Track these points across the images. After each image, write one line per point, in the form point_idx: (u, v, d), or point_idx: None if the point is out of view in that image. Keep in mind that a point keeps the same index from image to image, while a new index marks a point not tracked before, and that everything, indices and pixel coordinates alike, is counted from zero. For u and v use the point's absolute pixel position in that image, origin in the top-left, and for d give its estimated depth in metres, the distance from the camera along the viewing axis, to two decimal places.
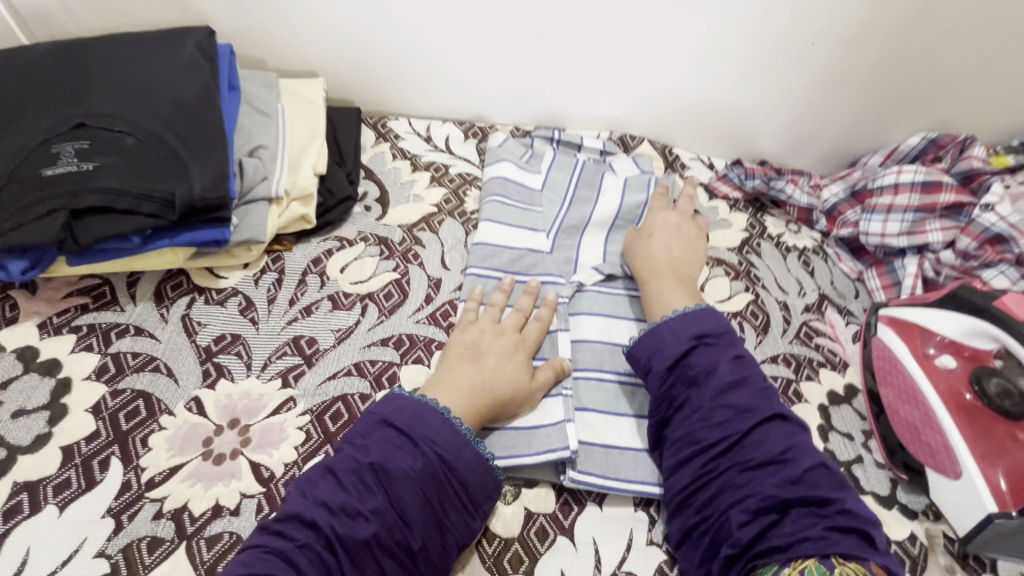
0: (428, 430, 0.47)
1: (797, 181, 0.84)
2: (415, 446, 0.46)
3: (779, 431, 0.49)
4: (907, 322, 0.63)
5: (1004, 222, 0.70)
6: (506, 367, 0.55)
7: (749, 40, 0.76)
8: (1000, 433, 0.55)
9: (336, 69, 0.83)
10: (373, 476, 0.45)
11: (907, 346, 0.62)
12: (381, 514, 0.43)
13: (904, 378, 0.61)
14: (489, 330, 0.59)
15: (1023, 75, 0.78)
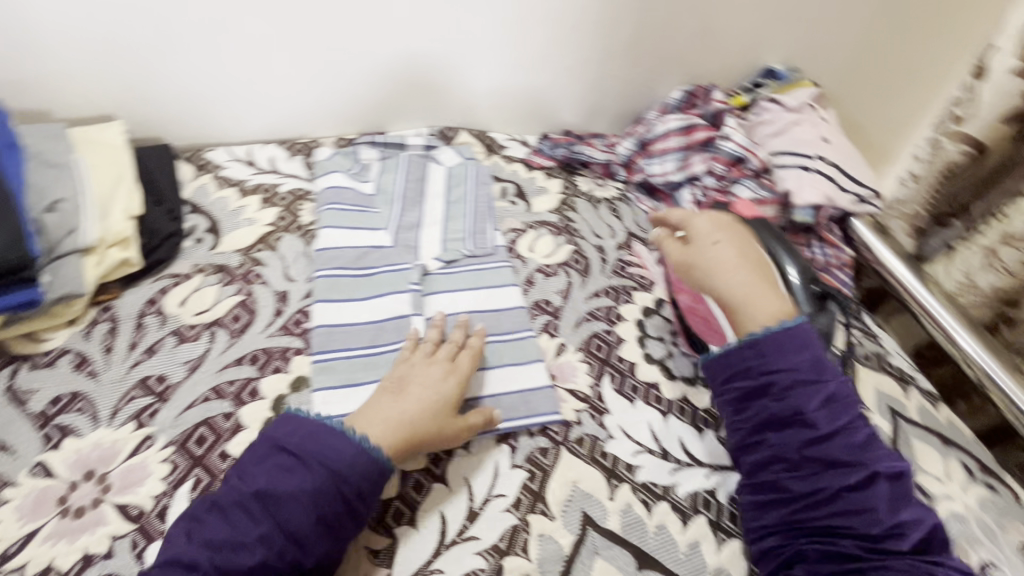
0: (326, 453, 0.50)
1: (594, 143, 1.00)
2: (305, 469, 0.49)
3: None
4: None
5: (739, 146, 0.88)
6: (426, 403, 0.56)
7: (521, 29, 0.89)
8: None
9: (135, 110, 0.81)
10: (256, 505, 0.47)
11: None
12: (277, 536, 0.47)
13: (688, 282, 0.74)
14: (423, 364, 0.60)
15: (739, 31, 0.99)
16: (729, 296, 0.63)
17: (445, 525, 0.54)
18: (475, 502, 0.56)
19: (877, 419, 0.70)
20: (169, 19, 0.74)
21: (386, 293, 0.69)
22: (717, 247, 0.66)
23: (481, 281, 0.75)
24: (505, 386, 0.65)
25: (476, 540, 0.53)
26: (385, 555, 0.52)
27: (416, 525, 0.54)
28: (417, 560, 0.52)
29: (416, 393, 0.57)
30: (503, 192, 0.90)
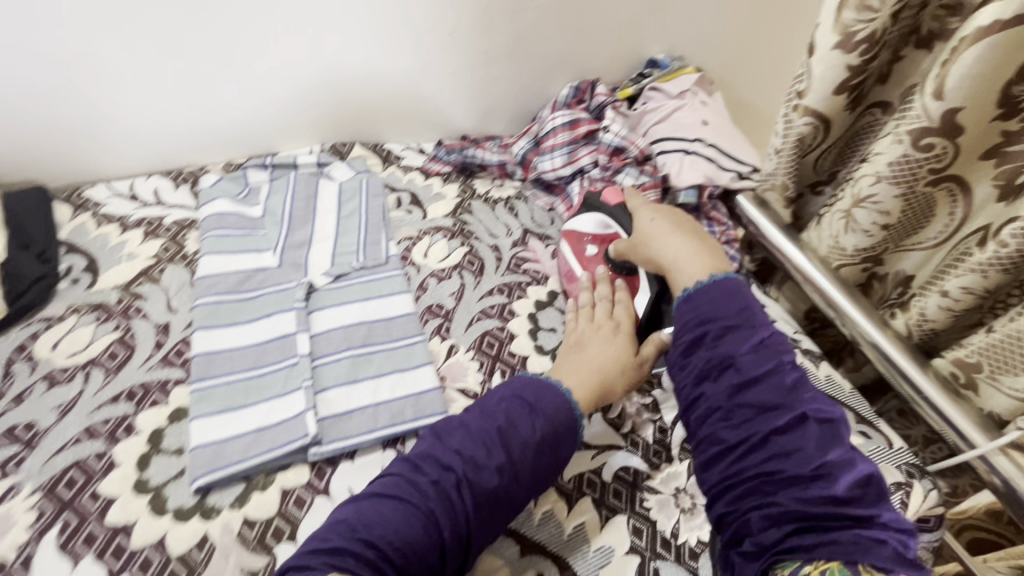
0: (522, 409, 0.55)
1: (486, 147, 1.01)
2: (523, 433, 0.53)
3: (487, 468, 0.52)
4: (568, 231, 0.82)
5: (617, 136, 0.90)
6: (611, 349, 0.65)
7: (400, 39, 0.90)
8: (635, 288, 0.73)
9: (3, 154, 0.79)
10: (366, 533, 0.45)
11: (573, 248, 0.80)
12: (506, 486, 0.50)
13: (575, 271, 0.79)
14: (588, 327, 0.69)
15: (617, 25, 1.02)
16: (672, 273, 0.63)
17: None
18: None
19: None
20: (23, 70, 0.74)
21: (271, 314, 0.70)
22: (650, 225, 0.68)
23: (371, 291, 0.76)
24: (394, 391, 0.66)
25: None
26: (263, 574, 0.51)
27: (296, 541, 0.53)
28: None
29: (600, 342, 0.66)
30: (398, 202, 0.92)
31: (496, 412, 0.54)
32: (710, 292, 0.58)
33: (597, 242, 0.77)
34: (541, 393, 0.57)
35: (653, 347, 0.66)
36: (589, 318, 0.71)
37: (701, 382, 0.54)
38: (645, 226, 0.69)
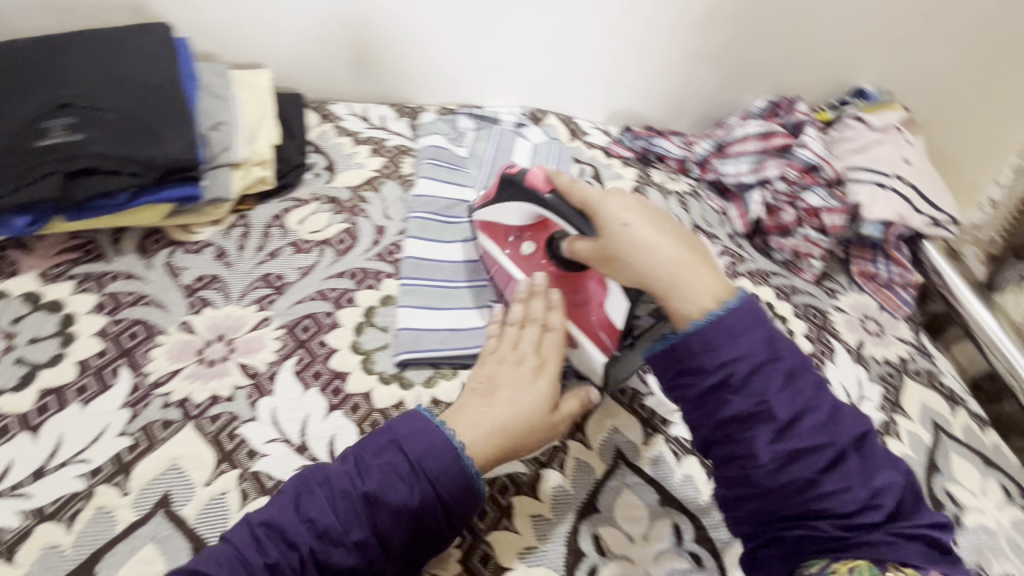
0: (399, 465, 0.49)
1: (672, 139, 1.05)
2: (427, 471, 0.49)
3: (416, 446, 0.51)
4: (488, 220, 0.73)
5: (815, 154, 0.90)
6: (529, 399, 0.56)
7: (625, 25, 0.96)
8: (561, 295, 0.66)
9: (280, 60, 0.95)
10: (333, 526, 0.47)
11: (496, 243, 0.73)
12: (459, 505, 0.50)
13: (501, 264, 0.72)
14: (507, 360, 0.59)
15: (832, 48, 1.01)
16: (670, 299, 0.52)
17: None
18: None
19: (915, 427, 0.73)
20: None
21: (466, 240, 0.79)
22: (630, 232, 0.54)
23: None
24: None
25: None
26: None
27: None
28: None
29: (512, 388, 0.56)
30: (580, 173, 0.98)
31: (405, 444, 0.51)
32: (707, 332, 0.49)
33: (533, 236, 0.69)
34: (430, 447, 0.50)
35: (575, 400, 0.60)
36: (495, 347, 0.61)
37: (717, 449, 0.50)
38: (620, 232, 0.55)
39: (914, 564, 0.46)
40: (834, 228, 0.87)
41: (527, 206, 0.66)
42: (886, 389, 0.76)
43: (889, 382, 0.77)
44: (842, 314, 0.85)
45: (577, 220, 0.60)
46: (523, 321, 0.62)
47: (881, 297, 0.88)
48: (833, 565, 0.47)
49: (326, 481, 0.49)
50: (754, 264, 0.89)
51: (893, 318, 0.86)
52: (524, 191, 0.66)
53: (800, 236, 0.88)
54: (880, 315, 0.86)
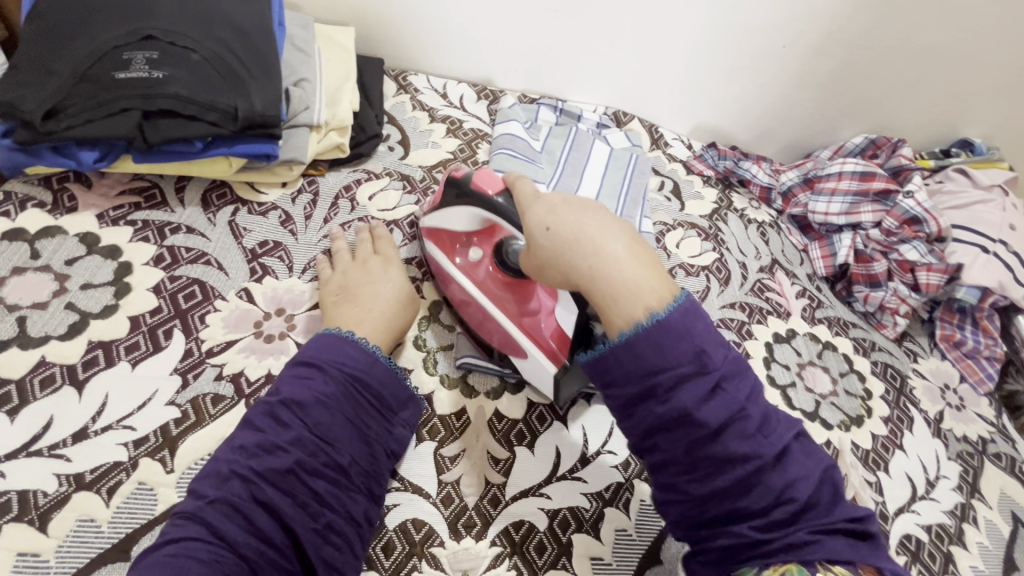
0: (306, 371, 0.49)
1: (761, 164, 0.98)
2: (330, 360, 0.50)
3: (319, 353, 0.50)
4: (437, 228, 0.62)
5: (920, 206, 0.84)
6: (376, 289, 0.59)
7: (734, 37, 0.89)
8: (501, 302, 0.57)
9: (365, 21, 0.89)
10: (264, 438, 0.45)
11: (444, 253, 0.62)
12: (384, 392, 0.51)
13: (473, 304, 0.60)
14: (350, 264, 0.62)
15: (947, 94, 0.94)
16: (621, 301, 0.40)
17: (559, 459, 0.57)
18: (588, 449, 0.59)
19: (993, 516, 0.68)
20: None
21: None
22: (558, 233, 0.42)
23: None
24: None
25: (583, 482, 0.56)
26: (504, 465, 0.56)
27: (533, 449, 0.57)
28: (531, 479, 0.55)
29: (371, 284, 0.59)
30: (660, 186, 0.92)
31: (306, 355, 0.50)
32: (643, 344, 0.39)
33: (481, 241, 0.60)
34: (333, 348, 0.51)
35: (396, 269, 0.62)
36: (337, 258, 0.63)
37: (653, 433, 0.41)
38: (544, 236, 0.43)
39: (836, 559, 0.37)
40: (928, 288, 0.81)
41: (471, 212, 0.55)
42: (965, 469, 0.71)
43: (968, 463, 0.72)
44: (921, 380, 0.79)
45: (504, 208, 0.52)
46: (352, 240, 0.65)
47: (964, 366, 0.82)
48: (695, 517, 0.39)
49: (247, 418, 0.47)
50: (833, 311, 0.83)
51: (973, 392, 0.80)
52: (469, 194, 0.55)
53: (889, 290, 0.82)
54: (962, 387, 0.80)
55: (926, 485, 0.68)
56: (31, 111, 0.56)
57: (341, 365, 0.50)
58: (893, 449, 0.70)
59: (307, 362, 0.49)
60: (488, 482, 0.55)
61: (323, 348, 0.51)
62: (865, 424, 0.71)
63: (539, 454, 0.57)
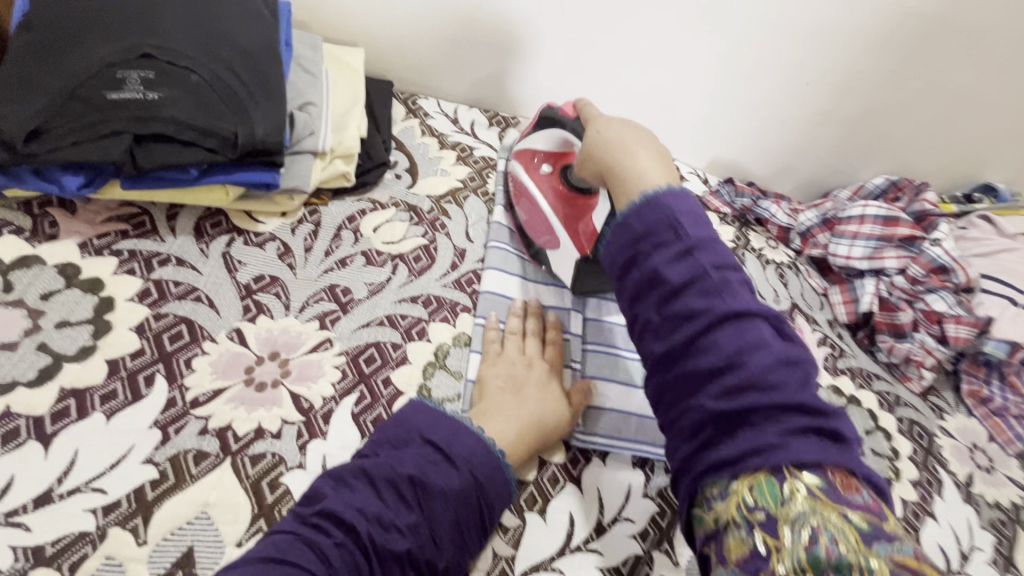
0: (432, 453, 0.45)
1: (780, 203, 0.94)
2: (463, 455, 0.46)
3: (479, 448, 0.47)
4: (523, 149, 0.73)
5: (947, 255, 0.82)
6: (550, 398, 0.56)
7: (756, 73, 0.86)
8: (558, 214, 0.67)
9: (375, 41, 0.86)
10: (383, 511, 0.41)
11: (524, 167, 0.72)
12: (496, 501, 0.46)
13: (522, 188, 0.71)
14: (519, 361, 0.59)
15: (973, 137, 0.91)
16: (631, 182, 0.50)
17: (573, 528, 0.53)
18: (604, 517, 0.54)
19: None
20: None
21: (549, 283, 0.71)
22: (604, 134, 0.55)
23: None
24: None
25: (598, 555, 0.52)
26: (513, 535, 0.51)
27: (545, 516, 0.53)
28: (543, 552, 0.51)
29: (538, 389, 0.56)
30: None
31: (434, 438, 0.46)
32: (640, 211, 0.46)
33: (553, 162, 0.70)
34: (458, 435, 0.47)
35: (581, 393, 0.60)
36: (500, 351, 0.60)
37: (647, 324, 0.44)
38: (593, 137, 0.56)
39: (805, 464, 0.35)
40: (956, 341, 0.78)
41: (557, 132, 0.67)
42: (998, 540, 0.67)
43: (1002, 532, 0.67)
44: (949, 438, 0.75)
45: (578, 130, 0.63)
46: (524, 332, 0.63)
47: (992, 425, 0.78)
48: (733, 485, 0.37)
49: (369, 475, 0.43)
50: (857, 362, 0.79)
51: (1003, 452, 0.76)
52: (557, 117, 0.67)
53: (916, 341, 0.79)
54: (991, 446, 0.76)
55: (960, 558, 0.63)
56: (11, 130, 0.51)
57: (470, 460, 0.46)
58: (925, 517, 0.65)
59: (438, 445, 0.46)
60: (495, 555, 0.50)
61: (456, 428, 0.48)
62: (896, 488, 0.67)
63: (552, 522, 0.53)
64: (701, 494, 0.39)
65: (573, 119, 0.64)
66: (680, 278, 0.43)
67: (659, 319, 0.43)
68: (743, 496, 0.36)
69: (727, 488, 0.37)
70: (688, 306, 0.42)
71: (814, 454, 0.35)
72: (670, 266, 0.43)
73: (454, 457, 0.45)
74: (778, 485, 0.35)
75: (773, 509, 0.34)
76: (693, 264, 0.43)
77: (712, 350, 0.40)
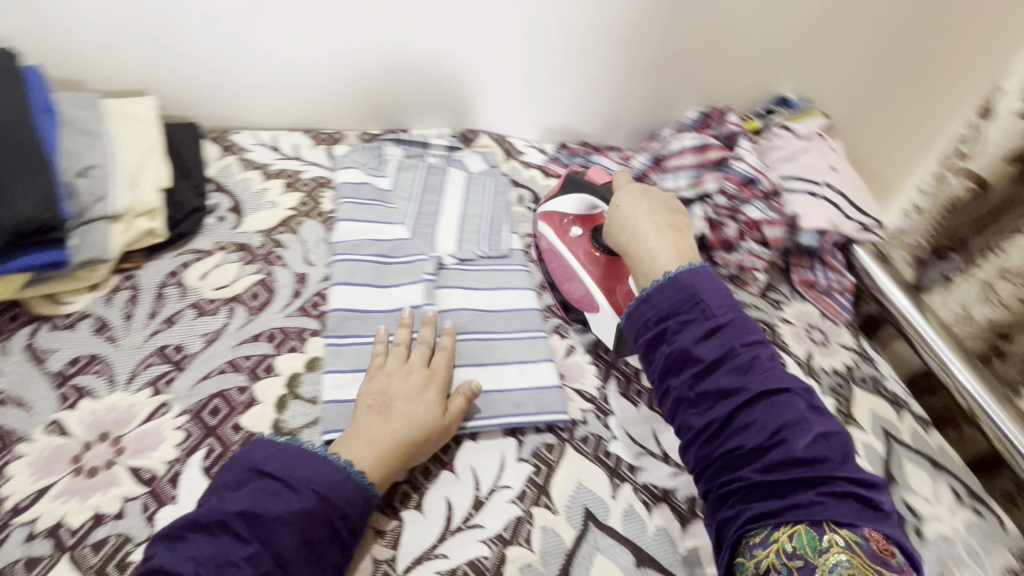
0: (270, 485, 0.46)
1: (609, 155, 1.01)
2: (303, 477, 0.47)
3: (324, 469, 0.48)
4: (548, 212, 0.81)
5: (751, 167, 0.90)
6: (421, 406, 0.56)
7: (552, 37, 0.90)
8: (592, 275, 0.74)
9: (166, 85, 0.82)
10: (220, 551, 0.42)
11: (553, 230, 0.80)
12: (348, 510, 0.47)
13: (553, 250, 0.79)
14: (396, 373, 0.59)
15: (762, 56, 1.00)
16: (644, 265, 0.60)
17: (451, 512, 0.55)
18: (480, 492, 0.57)
19: (869, 438, 0.73)
20: (211, 11, 0.77)
21: (401, 283, 0.71)
22: (621, 209, 0.66)
23: (490, 282, 0.76)
24: (519, 382, 0.66)
25: (480, 528, 0.54)
26: (391, 536, 0.53)
27: (421, 509, 0.55)
28: (423, 544, 0.53)
29: (407, 399, 0.56)
30: (519, 199, 0.92)
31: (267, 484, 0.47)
32: (663, 287, 0.55)
33: (581, 224, 0.79)
34: (303, 462, 0.48)
35: (462, 397, 0.59)
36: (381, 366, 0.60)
37: (667, 377, 0.53)
38: (611, 212, 0.67)
39: (845, 523, 0.43)
40: (775, 241, 0.88)
41: (588, 196, 0.78)
42: (838, 401, 0.76)
43: (840, 394, 0.77)
44: (789, 325, 0.85)
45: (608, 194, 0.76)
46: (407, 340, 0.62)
47: (822, 304, 0.89)
48: (773, 534, 0.44)
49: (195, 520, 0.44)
50: None
51: (834, 324, 0.87)
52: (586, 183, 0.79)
53: (744, 251, 0.87)
54: (824, 322, 0.87)
55: None
56: None
57: (313, 476, 0.47)
58: None
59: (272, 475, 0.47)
60: (376, 560, 0.51)
61: (304, 453, 0.49)
62: None
63: (429, 513, 0.55)
64: (745, 542, 0.46)
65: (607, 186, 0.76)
66: (712, 355, 0.51)
67: (694, 396, 0.51)
68: (783, 544, 0.44)
69: (768, 537, 0.44)
70: (722, 383, 0.50)
71: (850, 515, 0.44)
72: (701, 346, 0.52)
73: (298, 484, 0.46)
74: (818, 537, 0.43)
75: (813, 558, 0.42)
76: (721, 341, 0.51)
77: (750, 429, 0.48)
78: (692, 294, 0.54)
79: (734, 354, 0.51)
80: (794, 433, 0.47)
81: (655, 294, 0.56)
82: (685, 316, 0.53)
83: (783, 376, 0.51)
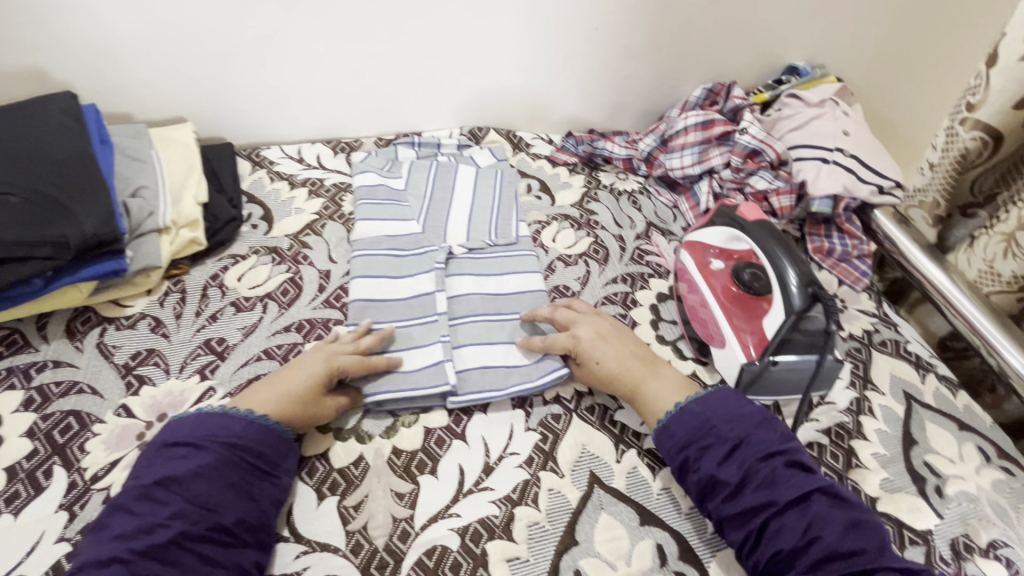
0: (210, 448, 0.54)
1: (615, 140, 1.03)
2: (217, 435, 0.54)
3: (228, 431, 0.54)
4: (693, 243, 0.80)
5: (755, 138, 0.90)
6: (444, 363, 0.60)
7: (549, 31, 0.93)
8: (729, 313, 0.71)
9: (201, 111, 0.92)
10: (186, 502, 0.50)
11: (696, 259, 0.78)
12: None
13: (691, 276, 0.77)
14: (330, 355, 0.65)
15: (765, 28, 1.00)
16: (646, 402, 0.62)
17: (463, 476, 0.59)
18: (490, 457, 0.61)
19: (887, 400, 0.72)
20: (235, 41, 0.85)
21: (415, 274, 0.76)
22: (597, 349, 0.66)
23: (497, 267, 0.79)
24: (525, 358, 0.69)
25: (491, 490, 0.59)
26: (409, 497, 0.58)
27: (436, 473, 0.60)
28: (437, 504, 0.57)
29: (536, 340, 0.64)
30: (528, 188, 0.95)
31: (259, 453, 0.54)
32: (678, 417, 0.59)
33: (723, 259, 0.76)
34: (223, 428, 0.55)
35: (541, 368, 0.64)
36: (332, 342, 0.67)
37: (703, 499, 0.55)
38: (584, 351, 0.66)
39: None
40: (782, 210, 0.89)
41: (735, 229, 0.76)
42: (855, 365, 0.75)
43: (857, 359, 0.76)
44: None
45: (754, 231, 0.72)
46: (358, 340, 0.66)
47: (840, 271, 0.88)
48: None
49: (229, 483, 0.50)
50: None
51: (854, 291, 0.86)
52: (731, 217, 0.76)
53: None
54: (841, 289, 0.86)
55: None
56: None
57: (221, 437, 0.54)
58: None
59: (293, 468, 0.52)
60: (394, 519, 0.56)
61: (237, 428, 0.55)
62: None
63: (443, 477, 0.59)
64: None
65: (757, 225, 0.72)
66: (735, 477, 0.54)
67: (728, 513, 0.53)
68: None
69: None
70: (750, 502, 0.52)
71: None
72: (721, 468, 0.55)
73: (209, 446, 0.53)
74: None
75: None
76: (739, 462, 0.54)
77: (784, 533, 0.50)
78: (703, 421, 0.58)
79: (754, 472, 0.53)
80: (828, 530, 0.50)
81: (671, 423, 0.59)
82: (702, 442, 0.56)
83: (798, 477, 0.53)
